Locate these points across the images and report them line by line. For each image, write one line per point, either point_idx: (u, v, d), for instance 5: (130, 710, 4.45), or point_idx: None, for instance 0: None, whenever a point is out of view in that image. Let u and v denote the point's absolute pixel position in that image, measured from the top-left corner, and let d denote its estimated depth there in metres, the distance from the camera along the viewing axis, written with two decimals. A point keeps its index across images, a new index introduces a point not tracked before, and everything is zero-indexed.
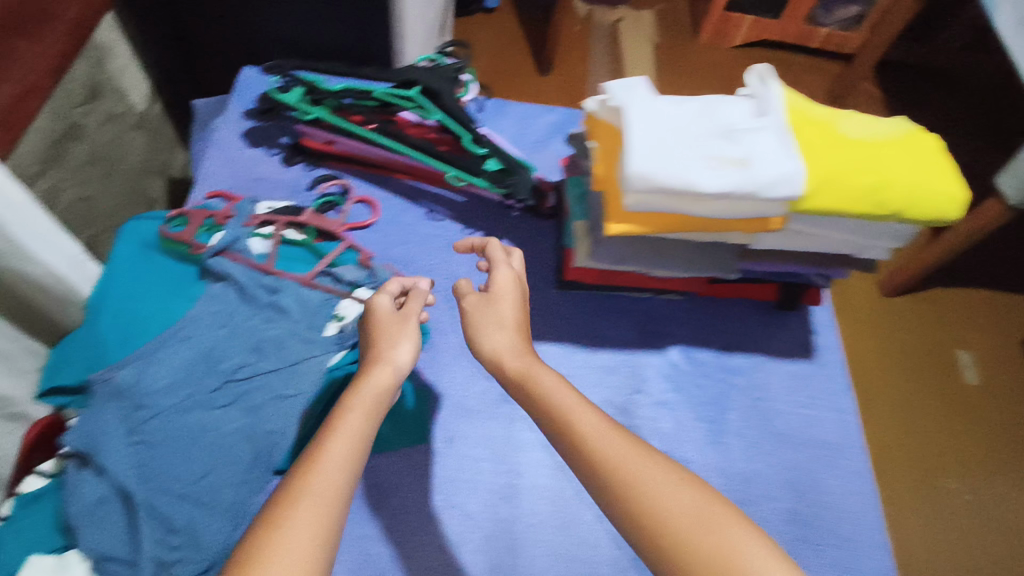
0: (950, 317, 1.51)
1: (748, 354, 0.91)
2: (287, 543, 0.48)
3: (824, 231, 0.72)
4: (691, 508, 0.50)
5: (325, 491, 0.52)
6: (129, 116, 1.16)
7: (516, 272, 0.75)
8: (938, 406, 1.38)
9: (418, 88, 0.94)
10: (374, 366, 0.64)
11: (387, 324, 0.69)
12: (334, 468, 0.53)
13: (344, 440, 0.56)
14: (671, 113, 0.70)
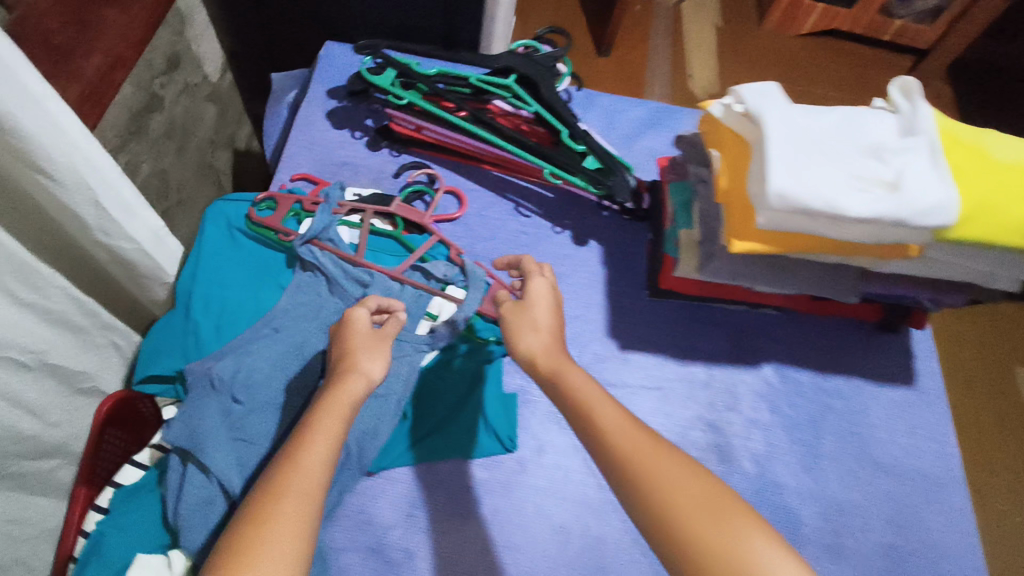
0: None
1: (845, 376, 0.88)
2: (264, 549, 0.46)
3: (960, 261, 0.68)
4: (697, 497, 0.49)
5: (300, 493, 0.50)
6: (203, 87, 1.13)
7: (551, 282, 0.73)
8: None
9: (516, 77, 0.90)
10: (346, 375, 0.61)
11: (359, 335, 0.65)
12: (306, 470, 0.51)
13: (321, 443, 0.54)
14: (813, 126, 0.66)
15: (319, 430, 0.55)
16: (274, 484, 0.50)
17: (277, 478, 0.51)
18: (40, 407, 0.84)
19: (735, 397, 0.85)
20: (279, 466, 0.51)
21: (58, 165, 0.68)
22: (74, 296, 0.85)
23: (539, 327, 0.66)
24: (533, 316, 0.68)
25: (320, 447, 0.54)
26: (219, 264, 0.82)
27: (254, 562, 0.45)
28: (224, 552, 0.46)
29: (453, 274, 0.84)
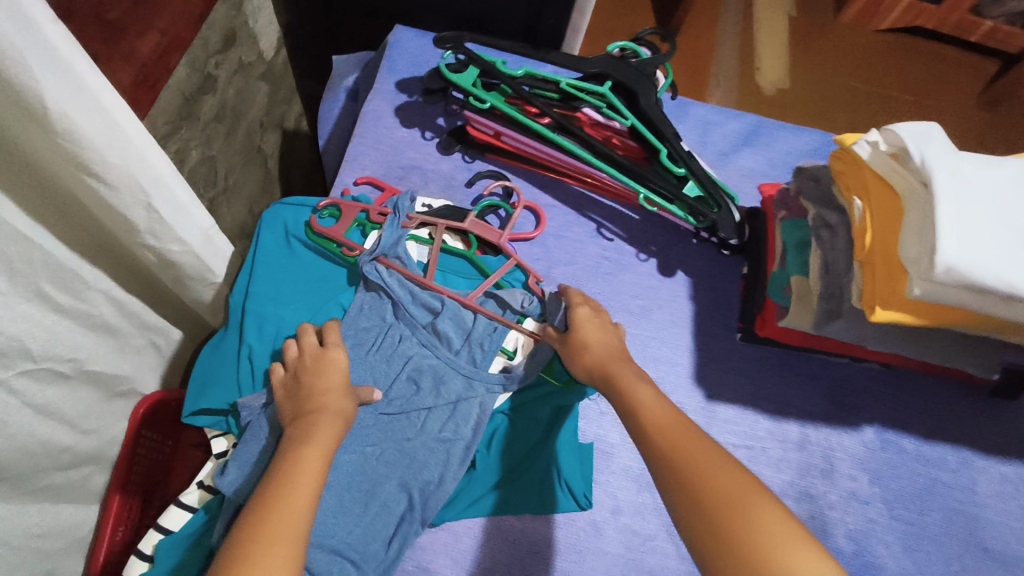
0: None
1: (954, 446, 0.78)
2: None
3: None
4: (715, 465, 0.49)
5: (285, 529, 0.47)
6: (259, 65, 1.05)
7: (595, 308, 0.71)
8: None
9: (611, 85, 0.81)
10: (318, 408, 0.59)
11: (332, 371, 0.63)
12: (289, 508, 0.49)
13: (305, 479, 0.51)
14: (982, 182, 0.57)
15: (304, 467, 0.52)
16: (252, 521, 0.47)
17: (263, 512, 0.48)
18: (76, 415, 0.78)
19: (832, 464, 0.76)
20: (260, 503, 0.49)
21: (110, 167, 0.61)
22: (117, 296, 0.78)
23: (588, 345, 0.65)
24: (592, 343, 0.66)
25: (306, 483, 0.51)
26: (276, 277, 0.74)
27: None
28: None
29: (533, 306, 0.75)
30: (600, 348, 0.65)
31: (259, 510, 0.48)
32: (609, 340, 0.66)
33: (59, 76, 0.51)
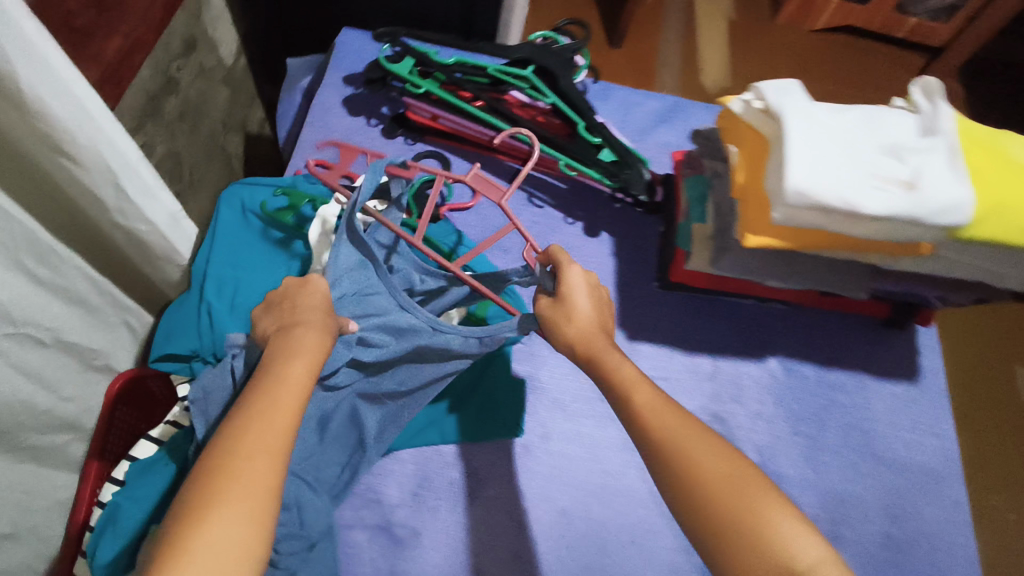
0: None
1: (851, 372, 0.88)
2: (220, 510, 0.44)
3: (971, 259, 0.69)
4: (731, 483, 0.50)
5: (267, 445, 0.48)
6: (219, 70, 1.14)
7: (584, 273, 0.65)
8: None
9: (533, 68, 0.91)
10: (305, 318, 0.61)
11: (314, 293, 0.63)
12: (274, 415, 0.51)
13: (290, 386, 0.54)
14: (828, 121, 0.66)
15: (286, 384, 0.54)
16: (236, 425, 0.49)
17: (242, 427, 0.49)
18: (54, 381, 0.85)
19: (740, 390, 0.85)
20: (241, 415, 0.50)
21: (81, 147, 0.70)
22: (92, 276, 0.86)
23: (574, 317, 0.63)
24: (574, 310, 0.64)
25: (290, 396, 0.53)
26: (236, 249, 0.83)
27: (214, 512, 0.44)
28: (186, 496, 0.45)
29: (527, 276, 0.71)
30: (591, 320, 0.63)
31: (236, 430, 0.49)
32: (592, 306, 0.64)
33: (34, 64, 0.60)
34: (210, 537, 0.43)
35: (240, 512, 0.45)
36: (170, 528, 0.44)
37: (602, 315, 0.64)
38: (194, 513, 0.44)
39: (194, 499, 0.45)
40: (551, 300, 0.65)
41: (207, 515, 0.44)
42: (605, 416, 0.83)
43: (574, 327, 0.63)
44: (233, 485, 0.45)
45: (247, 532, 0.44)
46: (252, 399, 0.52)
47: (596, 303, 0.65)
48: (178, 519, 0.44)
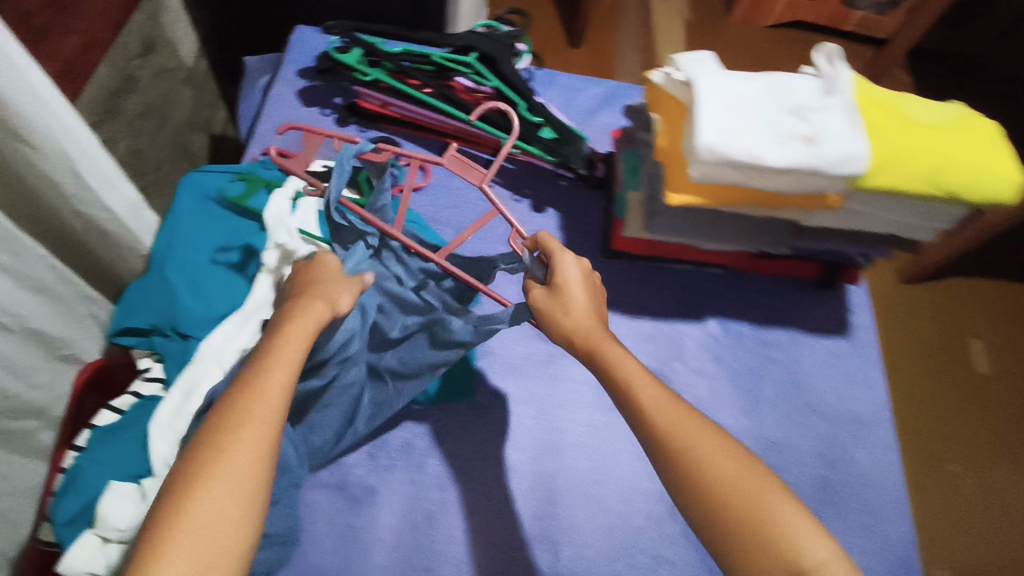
0: (966, 313, 1.86)
1: (785, 329, 0.94)
2: (216, 475, 0.47)
3: (877, 211, 0.75)
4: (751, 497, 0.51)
5: (263, 412, 0.51)
6: (178, 71, 1.18)
7: (581, 266, 0.70)
8: (949, 396, 1.74)
9: (476, 55, 0.96)
10: (309, 304, 0.64)
11: (329, 264, 0.72)
12: (270, 394, 0.53)
13: (284, 364, 0.56)
14: (737, 86, 0.71)
15: (281, 355, 0.57)
16: (232, 403, 0.52)
17: (238, 397, 0.52)
18: (23, 367, 0.87)
19: (681, 349, 0.91)
20: (237, 386, 0.53)
21: (38, 134, 0.73)
22: (55, 264, 0.90)
23: (570, 309, 0.68)
24: (569, 297, 0.68)
25: (285, 367, 0.56)
26: (196, 232, 0.86)
27: (211, 477, 0.47)
28: (186, 461, 0.48)
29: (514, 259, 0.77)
30: (588, 309, 0.67)
31: (233, 399, 0.52)
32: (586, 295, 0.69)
33: None
34: (205, 506, 0.46)
35: (233, 485, 0.47)
36: (168, 491, 0.47)
37: (596, 300, 0.69)
38: (190, 475, 0.47)
39: (191, 471, 0.47)
40: (547, 289, 0.70)
41: (203, 485, 0.46)
42: (554, 375, 0.88)
43: (575, 315, 0.67)
44: (228, 451, 0.48)
45: (240, 503, 0.47)
46: (247, 379, 0.54)
47: (589, 291, 0.70)
48: (176, 483, 0.47)
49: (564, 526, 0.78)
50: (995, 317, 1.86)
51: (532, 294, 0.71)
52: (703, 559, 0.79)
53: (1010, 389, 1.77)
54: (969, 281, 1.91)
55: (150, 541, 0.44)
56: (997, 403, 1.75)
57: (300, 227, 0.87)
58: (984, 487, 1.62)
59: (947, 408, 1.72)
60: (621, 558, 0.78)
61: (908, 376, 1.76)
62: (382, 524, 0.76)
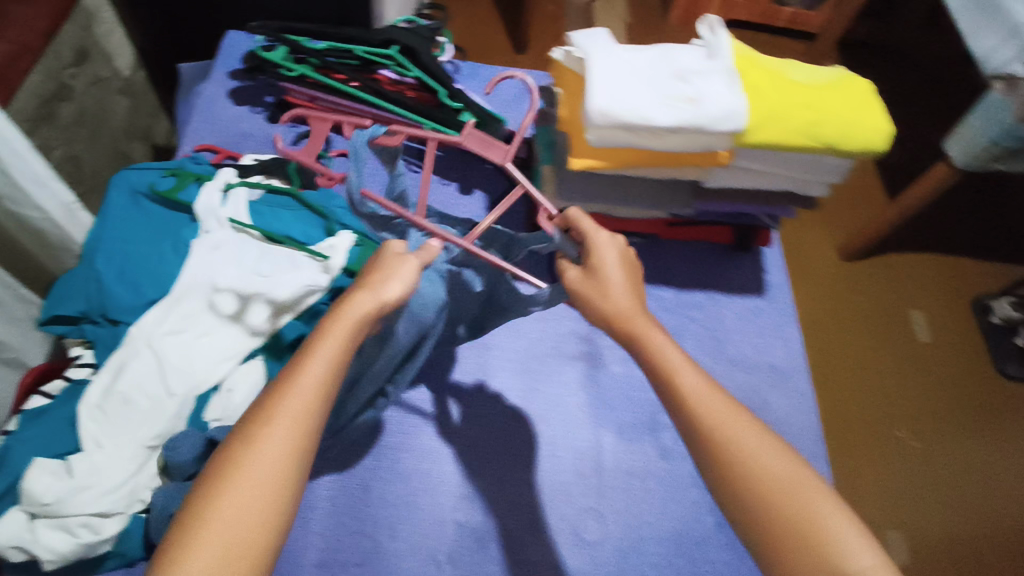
0: (909, 284, 1.83)
1: (704, 290, 0.99)
2: (237, 482, 0.50)
3: (766, 167, 0.81)
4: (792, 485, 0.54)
5: (291, 421, 0.54)
6: (114, 80, 1.21)
7: (620, 251, 0.72)
8: (892, 363, 1.70)
9: (398, 47, 1.00)
10: (355, 298, 0.63)
11: (390, 261, 0.67)
12: (303, 402, 0.55)
13: (319, 368, 0.57)
14: (626, 57, 0.76)
15: (315, 356, 0.58)
16: (264, 410, 0.54)
17: (270, 403, 0.55)
18: None
19: None
20: (272, 391, 0.55)
21: None
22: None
23: (608, 298, 0.68)
24: (606, 280, 0.70)
25: (316, 369, 0.57)
26: (127, 224, 0.89)
27: (233, 483, 0.50)
28: (219, 458, 0.52)
29: (542, 237, 0.84)
30: (627, 303, 0.68)
31: (266, 404, 0.54)
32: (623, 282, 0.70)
33: None
34: (226, 512, 0.49)
35: (256, 495, 0.50)
36: (202, 485, 0.51)
37: (635, 284, 0.70)
38: (217, 475, 0.51)
39: (216, 475, 0.51)
40: (583, 271, 0.72)
41: (226, 490, 0.50)
42: (484, 344, 0.94)
43: (612, 297, 0.68)
44: (251, 457, 0.52)
45: (261, 511, 0.50)
46: (283, 383, 0.56)
47: (627, 275, 0.71)
48: (208, 480, 0.51)
49: (494, 484, 0.82)
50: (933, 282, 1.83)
51: (567, 277, 0.73)
52: (629, 508, 0.83)
53: (951, 357, 1.74)
54: (906, 256, 1.87)
55: (177, 536, 0.48)
56: (943, 369, 1.71)
57: (230, 215, 0.90)
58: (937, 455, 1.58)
59: (888, 382, 1.68)
60: (552, 511, 0.81)
61: (844, 347, 1.73)
62: (317, 492, 0.79)
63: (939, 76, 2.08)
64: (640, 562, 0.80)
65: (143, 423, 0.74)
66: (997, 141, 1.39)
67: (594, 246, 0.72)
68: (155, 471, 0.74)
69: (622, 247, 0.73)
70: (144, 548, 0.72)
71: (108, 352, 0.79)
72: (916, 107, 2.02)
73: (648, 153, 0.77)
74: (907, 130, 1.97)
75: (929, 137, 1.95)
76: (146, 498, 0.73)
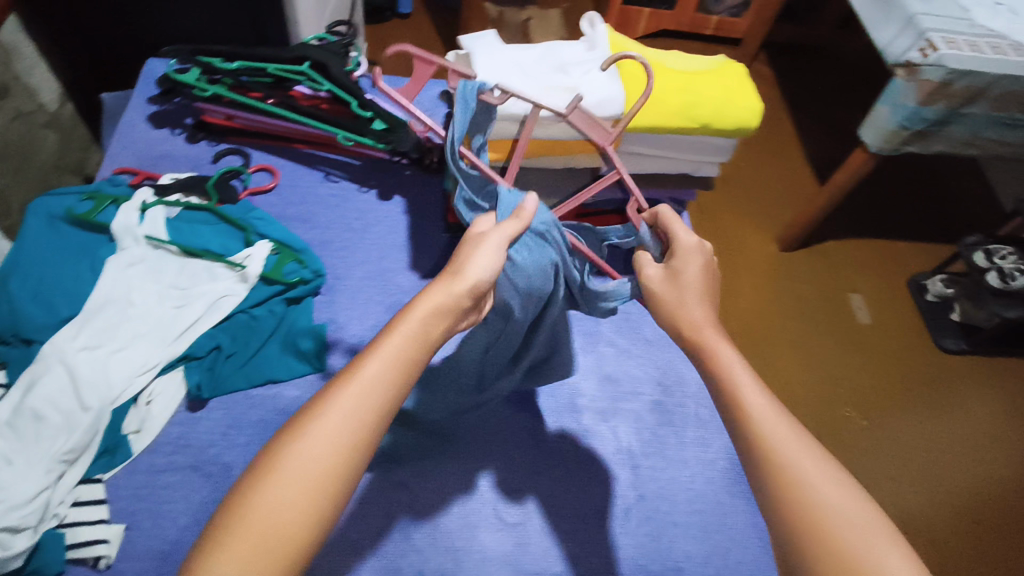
0: (842, 264, 1.75)
1: None
2: (287, 467, 0.49)
3: (655, 152, 0.86)
4: (843, 502, 0.52)
5: (355, 415, 0.51)
6: (39, 115, 1.18)
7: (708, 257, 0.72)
8: (833, 343, 1.61)
9: (309, 64, 1.03)
10: (435, 288, 0.61)
11: (482, 252, 0.64)
12: (366, 389, 0.53)
13: (388, 356, 0.55)
14: (512, 56, 0.81)
15: (385, 347, 0.56)
16: (325, 395, 0.52)
17: (331, 392, 0.53)
18: None
19: None
20: (337, 379, 0.54)
21: None
22: None
23: (682, 310, 0.68)
24: (686, 286, 0.70)
25: (383, 364, 0.54)
26: (41, 246, 0.89)
27: (282, 469, 0.49)
28: (277, 438, 0.51)
29: (629, 232, 0.89)
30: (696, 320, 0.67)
31: (327, 392, 0.53)
32: (707, 290, 0.70)
33: None
34: (278, 490, 0.48)
35: (305, 483, 0.48)
36: (255, 465, 0.50)
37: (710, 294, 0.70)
38: (267, 457, 0.50)
39: (271, 455, 0.50)
40: (663, 271, 0.72)
41: (278, 468, 0.49)
42: None
43: (689, 307, 0.68)
44: (302, 440, 0.50)
45: (307, 497, 0.48)
46: (347, 369, 0.54)
47: (709, 276, 0.71)
48: (262, 459, 0.50)
49: (415, 476, 0.83)
50: (869, 257, 1.77)
51: (647, 275, 0.73)
52: (552, 489, 0.85)
53: (894, 338, 1.63)
54: (843, 240, 1.80)
55: (228, 513, 0.48)
56: (896, 343, 1.63)
57: (147, 233, 0.92)
58: (903, 434, 1.48)
59: (833, 366, 1.57)
60: (474, 496, 0.83)
61: (785, 332, 1.61)
62: None
63: (854, 74, 2.21)
64: (562, 540, 0.81)
65: (56, 437, 0.74)
66: (905, 124, 1.33)
67: (681, 248, 0.73)
68: (72, 485, 0.75)
69: (711, 255, 0.73)
70: (61, 561, 0.71)
71: (21, 370, 0.80)
72: (835, 102, 2.13)
73: (539, 142, 0.82)
74: (829, 123, 2.07)
75: (848, 129, 2.05)
76: (61, 513, 0.73)
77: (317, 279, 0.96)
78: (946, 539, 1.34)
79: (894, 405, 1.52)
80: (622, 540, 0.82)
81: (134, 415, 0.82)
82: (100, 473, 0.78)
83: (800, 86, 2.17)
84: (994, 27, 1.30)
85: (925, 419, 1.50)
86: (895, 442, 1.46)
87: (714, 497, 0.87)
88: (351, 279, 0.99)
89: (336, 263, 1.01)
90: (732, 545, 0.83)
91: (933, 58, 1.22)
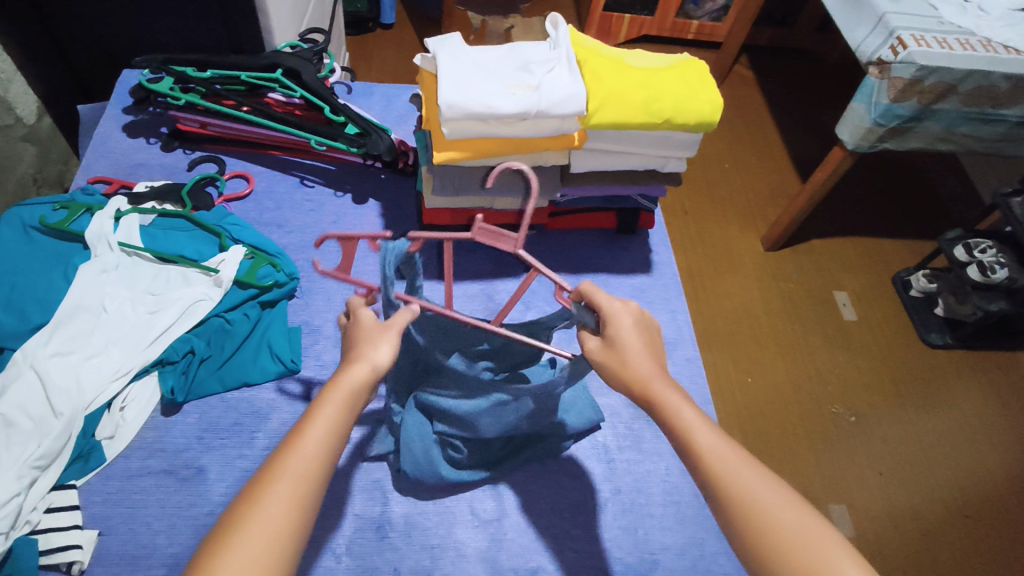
0: (826, 262, 1.75)
1: (594, 274, 1.05)
2: (240, 547, 0.47)
3: (623, 147, 0.87)
4: (800, 529, 0.51)
5: (296, 489, 0.51)
6: (16, 128, 1.18)
7: (641, 324, 0.65)
8: (820, 340, 1.60)
9: (281, 70, 1.05)
10: (351, 366, 0.60)
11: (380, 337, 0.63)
12: (297, 478, 0.51)
13: (318, 438, 0.54)
14: (474, 58, 0.83)
15: (317, 421, 0.55)
16: (254, 490, 0.50)
17: (271, 472, 0.52)
18: None
19: (494, 299, 1.00)
20: (275, 457, 0.53)
21: None
22: None
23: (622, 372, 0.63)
24: (626, 352, 0.63)
25: (320, 439, 0.54)
26: (16, 257, 0.90)
27: (236, 547, 0.47)
28: (223, 519, 0.50)
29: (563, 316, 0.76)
30: (644, 377, 0.62)
31: (269, 470, 0.52)
32: (648, 362, 0.63)
33: None
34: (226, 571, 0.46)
35: (256, 556, 0.47)
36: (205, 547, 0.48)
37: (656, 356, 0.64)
38: (215, 538, 0.48)
39: (204, 558, 0.47)
40: (602, 343, 0.65)
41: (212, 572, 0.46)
42: None
43: (633, 363, 0.62)
44: (250, 519, 0.49)
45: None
46: (287, 443, 0.54)
47: (652, 354, 0.64)
48: (210, 541, 0.48)
49: (391, 473, 0.84)
50: (854, 254, 1.78)
51: (587, 348, 0.66)
52: (527, 485, 0.85)
53: (883, 334, 1.62)
54: (825, 239, 1.80)
55: None
56: (885, 335, 1.62)
57: (121, 240, 0.93)
58: (893, 433, 1.45)
59: (818, 362, 1.55)
60: (450, 495, 0.83)
61: (772, 330, 1.60)
62: (210, 498, 0.79)
63: (832, 75, 2.24)
64: (539, 534, 0.81)
65: (27, 443, 0.73)
66: (880, 122, 1.33)
67: (604, 316, 0.65)
68: (46, 491, 0.73)
69: (638, 312, 0.66)
70: (34, 568, 0.70)
71: None
72: (813, 104, 2.15)
73: (504, 141, 0.83)
74: (808, 123, 2.09)
75: (827, 128, 2.08)
76: (33, 520, 0.72)
77: (292, 284, 0.98)
78: (941, 535, 1.32)
79: (886, 403, 1.50)
80: (603, 534, 0.82)
81: (107, 422, 0.81)
82: (74, 479, 0.77)
83: (778, 88, 2.19)
84: (964, 25, 1.29)
85: (914, 415, 1.48)
86: (889, 440, 1.44)
87: (689, 490, 0.87)
88: (327, 284, 1.00)
89: (311, 267, 1.02)
90: (708, 535, 0.83)
91: (903, 55, 1.22)
